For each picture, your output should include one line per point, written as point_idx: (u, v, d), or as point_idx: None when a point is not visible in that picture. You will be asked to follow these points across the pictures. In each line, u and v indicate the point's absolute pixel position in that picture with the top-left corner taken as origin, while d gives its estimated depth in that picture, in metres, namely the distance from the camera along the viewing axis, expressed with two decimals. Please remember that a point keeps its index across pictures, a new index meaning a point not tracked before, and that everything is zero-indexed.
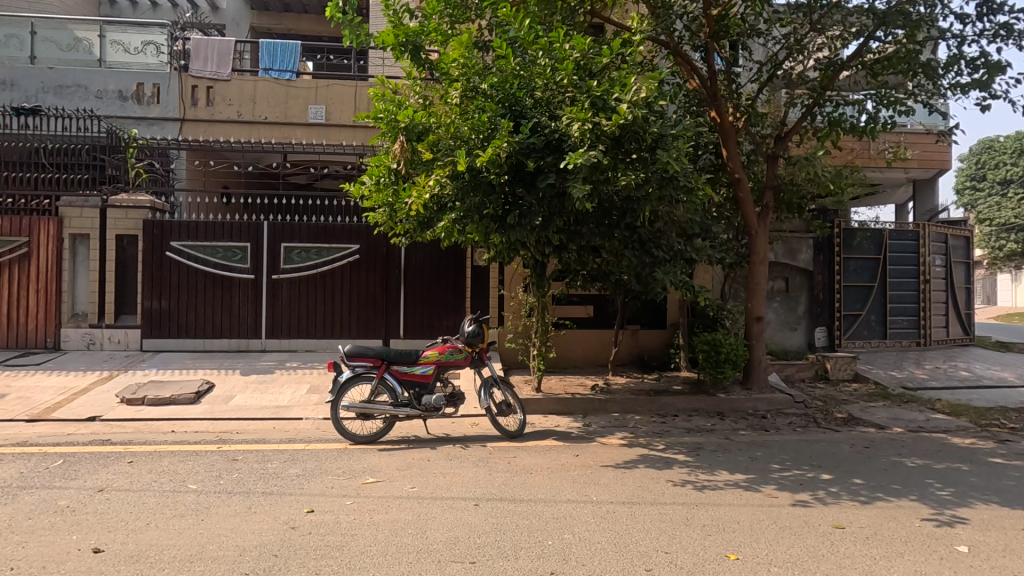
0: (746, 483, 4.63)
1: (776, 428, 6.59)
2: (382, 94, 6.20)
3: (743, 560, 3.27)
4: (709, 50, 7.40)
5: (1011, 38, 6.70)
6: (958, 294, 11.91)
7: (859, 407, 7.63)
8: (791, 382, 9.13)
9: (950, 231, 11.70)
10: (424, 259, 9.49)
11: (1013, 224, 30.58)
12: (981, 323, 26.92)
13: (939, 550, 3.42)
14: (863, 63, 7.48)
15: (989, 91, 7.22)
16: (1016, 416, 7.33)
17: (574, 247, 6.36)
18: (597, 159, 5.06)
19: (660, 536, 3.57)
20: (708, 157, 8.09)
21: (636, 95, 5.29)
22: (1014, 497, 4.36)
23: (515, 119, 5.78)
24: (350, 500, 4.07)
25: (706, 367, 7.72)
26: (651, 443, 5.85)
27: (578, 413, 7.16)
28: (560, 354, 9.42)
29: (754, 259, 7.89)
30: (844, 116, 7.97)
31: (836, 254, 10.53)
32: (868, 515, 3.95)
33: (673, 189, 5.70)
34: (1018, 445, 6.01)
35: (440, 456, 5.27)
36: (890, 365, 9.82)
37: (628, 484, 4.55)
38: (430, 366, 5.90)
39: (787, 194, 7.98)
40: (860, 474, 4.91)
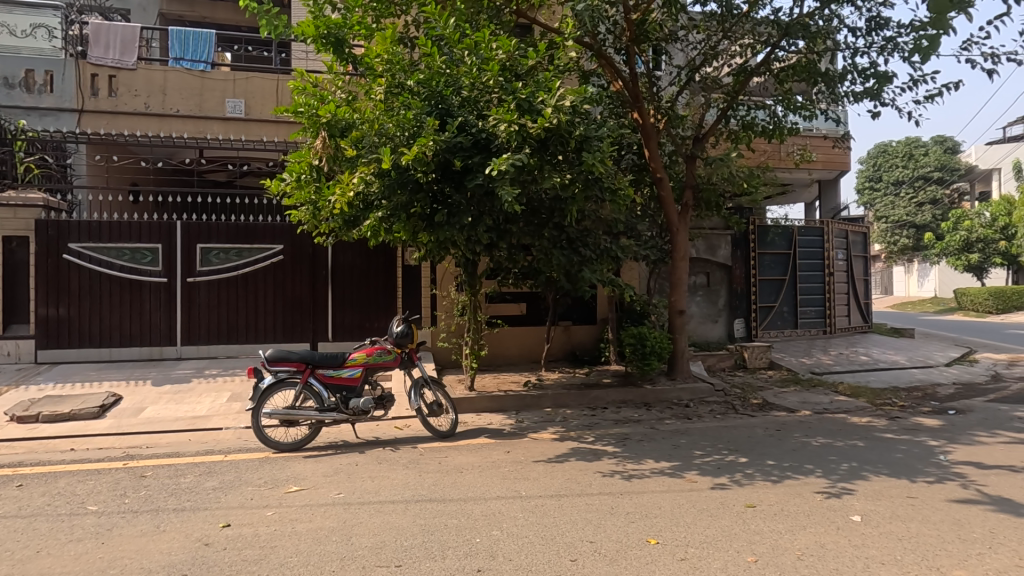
0: (669, 470, 4.84)
1: (698, 416, 6.93)
2: (302, 88, 5.98)
3: (662, 543, 3.42)
4: (630, 54, 7.67)
5: (895, 51, 7.36)
6: (858, 285, 12.98)
7: (773, 393, 8.16)
8: (713, 371, 9.63)
9: (850, 227, 12.73)
10: (352, 260, 9.24)
11: (905, 221, 33.69)
12: (950, 322, 20.48)
13: (836, 521, 3.72)
14: (771, 70, 7.95)
15: (879, 99, 7.91)
16: (905, 395, 8.09)
17: (504, 245, 6.39)
18: (522, 161, 5.08)
19: (586, 526, 3.66)
20: (632, 158, 8.38)
21: (561, 98, 5.35)
22: (901, 468, 4.82)
23: (441, 117, 5.71)
24: (271, 510, 3.90)
25: (634, 359, 7.99)
26: (582, 437, 5.99)
27: (511, 410, 7.23)
28: (493, 351, 9.46)
29: (677, 256, 8.24)
30: (754, 120, 8.48)
31: (751, 249, 11.17)
32: (777, 493, 4.23)
33: (598, 190, 5.84)
34: (906, 421, 6.64)
35: (368, 459, 5.17)
36: (800, 353, 10.58)
37: (557, 477, 4.65)
38: (357, 368, 5.76)
39: (706, 193, 8.39)
40: (771, 455, 5.25)
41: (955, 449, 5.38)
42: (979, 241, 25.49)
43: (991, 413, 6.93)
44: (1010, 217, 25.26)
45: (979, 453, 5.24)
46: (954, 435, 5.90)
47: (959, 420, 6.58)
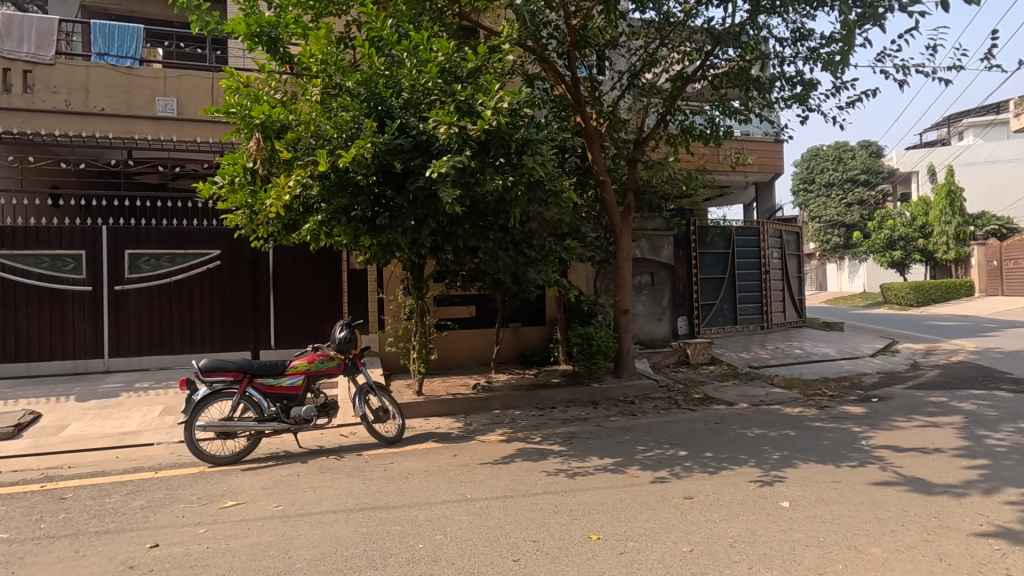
0: (612, 466, 4.95)
1: (643, 412, 7.13)
2: (235, 87, 5.79)
3: (603, 538, 3.49)
4: (572, 58, 7.83)
5: (819, 60, 7.79)
6: (792, 282, 13.66)
7: (714, 387, 8.48)
8: (658, 367, 9.93)
9: (784, 227, 13.37)
10: (294, 264, 8.98)
11: (835, 221, 35.75)
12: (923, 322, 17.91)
13: (766, 508, 3.90)
14: (707, 77, 8.25)
15: (806, 105, 8.36)
16: (834, 386, 8.58)
17: (450, 247, 6.39)
18: (462, 163, 5.08)
19: (530, 526, 3.69)
20: (575, 160, 8.57)
21: (500, 101, 5.37)
22: (828, 455, 5.10)
23: (380, 119, 5.66)
24: (203, 528, 3.74)
25: (581, 359, 8.12)
26: (529, 437, 6.05)
27: (459, 413, 7.21)
28: (443, 355, 9.41)
29: (621, 256, 8.43)
30: (693, 125, 8.82)
31: (692, 250, 11.55)
32: (713, 484, 4.40)
33: (540, 193, 5.91)
34: (834, 409, 7.06)
35: (311, 469, 5.03)
36: (740, 348, 11.04)
37: (503, 478, 4.67)
38: (299, 376, 5.60)
39: (647, 195, 8.67)
40: (710, 447, 5.46)
41: (876, 434, 5.75)
42: (901, 240, 27.32)
43: (909, 399, 7.45)
44: (927, 216, 27.22)
45: (897, 437, 5.63)
46: (875, 421, 6.31)
47: (881, 407, 7.04)
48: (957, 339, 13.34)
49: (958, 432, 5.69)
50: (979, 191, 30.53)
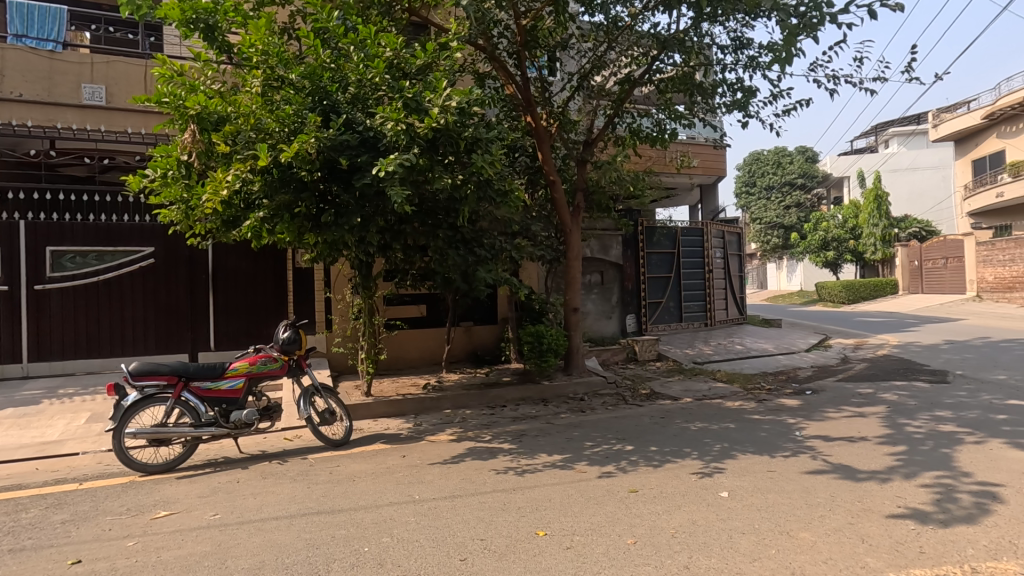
0: (561, 463, 5.02)
1: (591, 409, 7.25)
2: (168, 76, 5.52)
3: (550, 534, 3.52)
4: (522, 58, 7.88)
5: (757, 68, 8.14)
6: (734, 281, 14.23)
7: (660, 383, 8.74)
8: (607, 365, 10.13)
9: (726, 228, 13.90)
10: (236, 262, 8.62)
11: (775, 223, 37.50)
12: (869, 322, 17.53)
13: (706, 498, 4.05)
14: (653, 81, 8.46)
15: (746, 110, 8.71)
16: (772, 379, 9.00)
17: (399, 246, 6.31)
18: (410, 160, 5.02)
19: (478, 525, 3.69)
20: (525, 159, 8.65)
21: (448, 99, 5.34)
22: (764, 446, 5.35)
23: (325, 114, 5.53)
24: (133, 541, 3.54)
25: (531, 357, 8.17)
26: (479, 436, 6.04)
27: (409, 414, 7.13)
28: (393, 354, 9.27)
29: (571, 256, 8.54)
30: (640, 127, 9.04)
31: (640, 249, 11.84)
32: (657, 477, 4.53)
33: (489, 192, 5.90)
34: (771, 402, 7.41)
35: (252, 475, 4.85)
36: (685, 344, 11.41)
37: (452, 478, 4.65)
38: (239, 379, 5.38)
39: (596, 196, 8.85)
40: (655, 441, 5.61)
41: (808, 425, 6.08)
42: (834, 241, 28.96)
43: (839, 391, 7.91)
44: (857, 219, 28.95)
45: (827, 427, 5.96)
46: (808, 413, 6.67)
47: (814, 399, 7.44)
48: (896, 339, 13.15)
49: (881, 421, 6.08)
50: (902, 197, 32.66)
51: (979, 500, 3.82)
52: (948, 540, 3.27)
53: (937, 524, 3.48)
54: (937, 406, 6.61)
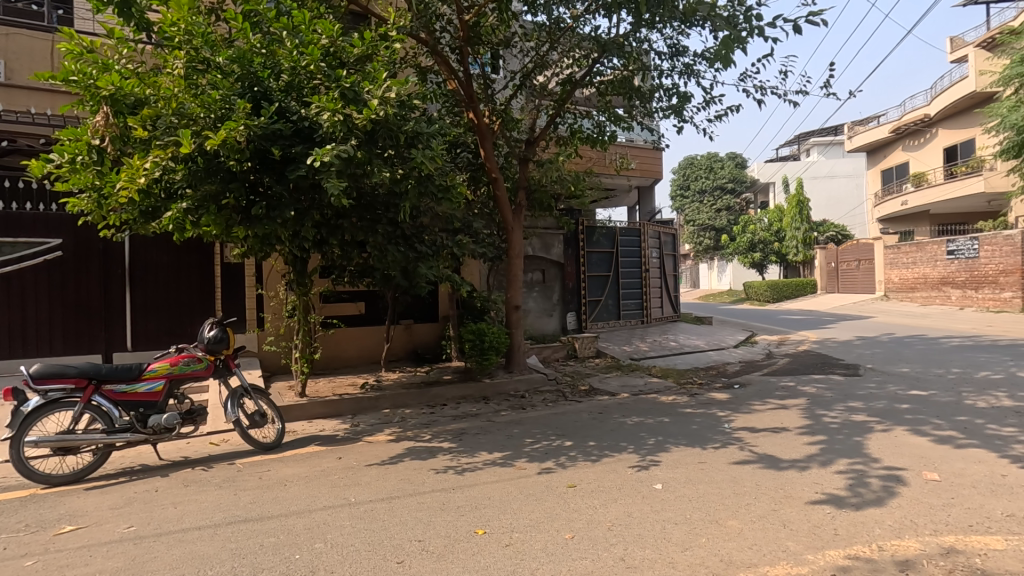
0: (501, 460, 5.02)
1: (532, 406, 7.31)
2: (77, 52, 5.08)
3: (489, 532, 3.51)
4: (464, 54, 7.75)
5: (692, 76, 8.45)
6: (669, 280, 14.77)
7: (598, 379, 8.94)
8: (547, 362, 10.25)
9: (662, 229, 14.38)
10: (157, 256, 8.07)
11: (707, 225, 39.26)
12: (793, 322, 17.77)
13: (641, 491, 4.16)
14: (594, 83, 8.58)
15: (681, 115, 9.03)
16: (703, 374, 9.40)
17: (336, 241, 6.11)
18: (347, 153, 4.85)
19: (416, 526, 3.62)
20: (467, 156, 8.59)
21: (387, 90, 5.20)
22: (695, 438, 5.58)
23: (256, 101, 5.27)
24: (32, 560, 3.23)
25: (472, 355, 8.12)
26: (419, 435, 5.95)
27: (346, 414, 6.93)
28: (329, 354, 8.98)
29: (513, 254, 8.56)
30: (580, 128, 9.17)
31: (580, 248, 12.04)
32: (595, 472, 4.62)
33: (431, 187, 5.79)
34: (702, 396, 7.74)
35: (173, 483, 4.55)
36: (622, 341, 11.72)
37: (390, 479, 4.55)
38: (158, 381, 5.02)
39: (538, 194, 8.90)
40: (593, 436, 5.72)
41: (736, 417, 6.38)
42: (760, 243, 30.77)
43: (764, 384, 8.37)
44: (782, 223, 30.76)
45: (753, 419, 6.29)
46: (735, 406, 7.01)
47: (741, 393, 7.84)
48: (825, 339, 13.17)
49: (801, 413, 6.48)
50: (821, 203, 34.96)
51: (886, 484, 4.14)
52: (859, 522, 3.52)
53: (850, 508, 3.73)
54: (850, 397, 7.12)
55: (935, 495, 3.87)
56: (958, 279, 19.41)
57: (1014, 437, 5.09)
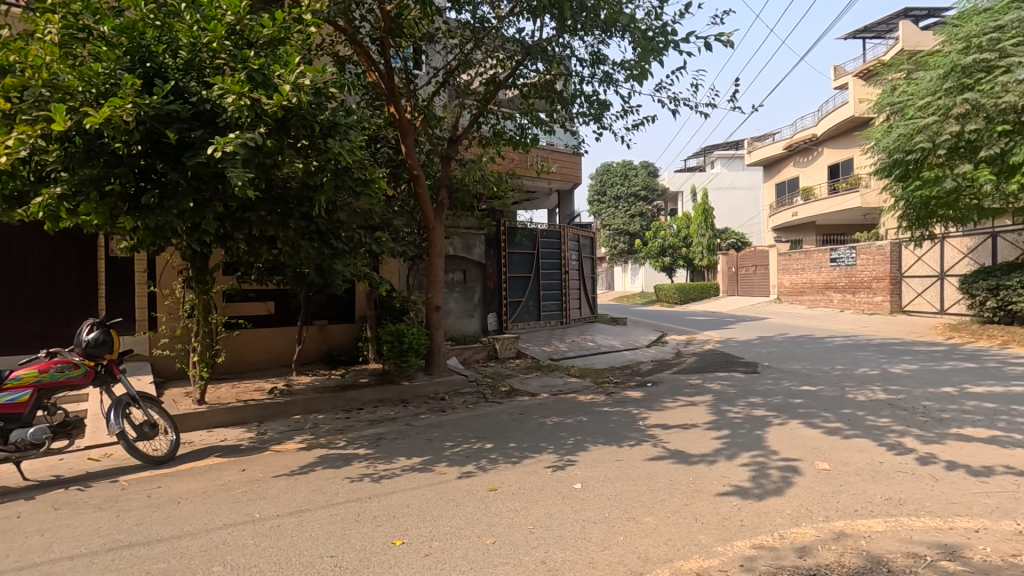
0: (420, 465, 4.86)
1: (452, 408, 7.20)
2: None
3: (408, 542, 3.37)
4: (385, 45, 7.52)
5: (611, 84, 8.70)
6: (587, 282, 15.16)
7: (519, 379, 8.98)
8: (467, 363, 10.17)
9: (581, 232, 14.74)
10: (25, 248, 7.18)
11: (622, 230, 40.90)
12: (699, 322, 19.22)
13: (562, 492, 4.18)
14: (517, 85, 8.55)
15: (601, 122, 9.27)
16: (619, 373, 9.72)
17: (241, 236, 5.67)
18: (255, 140, 4.49)
19: (328, 540, 3.40)
20: (387, 151, 8.35)
21: (300, 77, 4.89)
22: (612, 436, 5.72)
23: (147, 78, 4.79)
24: None
25: (391, 357, 7.85)
26: (332, 442, 5.65)
27: (251, 422, 6.46)
28: (233, 357, 8.36)
29: (433, 253, 8.37)
30: (503, 129, 9.19)
31: (501, 249, 12.07)
32: (515, 474, 4.58)
33: (348, 181, 5.51)
34: (618, 395, 7.99)
35: (42, 506, 3.99)
36: (542, 342, 11.86)
37: (300, 490, 4.26)
38: (24, 390, 4.40)
39: (460, 194, 8.79)
40: (514, 437, 5.71)
41: (650, 415, 6.62)
42: (670, 248, 32.64)
43: (674, 382, 8.78)
44: (689, 229, 32.66)
45: (665, 416, 6.55)
46: (649, 404, 7.29)
47: (654, 391, 8.17)
48: (728, 339, 14.03)
49: (708, 408, 6.85)
50: (724, 212, 37.49)
51: (785, 474, 4.44)
52: (762, 513, 3.73)
53: (754, 499, 3.96)
54: (751, 393, 7.63)
55: (826, 484, 4.20)
56: (839, 284, 21.44)
57: (889, 427, 5.65)
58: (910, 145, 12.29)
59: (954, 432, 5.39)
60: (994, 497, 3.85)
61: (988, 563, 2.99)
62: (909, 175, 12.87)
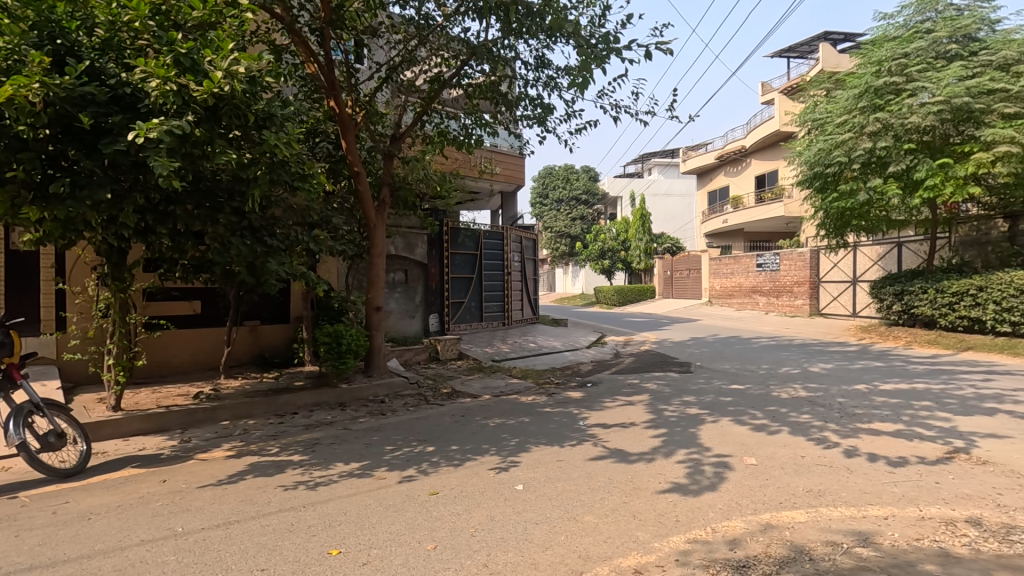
0: (358, 471, 4.71)
1: (392, 411, 7.04)
2: None
3: (345, 552, 3.25)
4: (325, 36, 7.26)
5: (555, 89, 8.80)
6: (529, 283, 15.29)
7: (460, 381, 8.91)
8: (408, 365, 9.99)
9: (524, 234, 14.84)
10: None
11: (563, 233, 41.69)
12: (635, 322, 20.42)
13: (504, 494, 4.17)
14: (461, 85, 8.48)
15: (544, 126, 9.36)
16: (560, 374, 9.84)
17: (165, 230, 5.31)
18: (182, 128, 4.21)
19: (259, 553, 3.23)
20: (326, 146, 8.09)
21: (233, 63, 4.63)
22: (553, 437, 5.77)
23: (58, 56, 4.42)
24: None
25: (328, 359, 7.58)
26: (264, 449, 5.39)
27: (174, 429, 6.06)
28: (154, 359, 7.82)
29: (375, 252, 8.14)
30: (447, 129, 9.11)
31: (444, 249, 11.95)
32: (457, 477, 4.52)
33: (285, 175, 5.26)
34: (559, 395, 8.09)
35: None
36: (484, 343, 11.83)
37: (228, 501, 4.03)
38: None
39: (403, 192, 8.64)
40: (455, 440, 5.65)
41: (590, 415, 6.74)
42: (609, 251, 33.53)
43: (613, 382, 8.99)
44: (628, 233, 33.65)
45: (605, 416, 6.68)
46: (589, 404, 7.42)
47: (594, 391, 8.33)
48: (663, 339, 14.74)
49: (646, 408, 7.06)
50: (660, 217, 38.87)
51: (717, 470, 4.63)
52: (696, 508, 3.87)
53: (689, 495, 4.11)
54: (685, 392, 7.94)
55: (754, 478, 4.41)
56: (764, 288, 22.73)
57: (809, 423, 6.02)
58: (829, 159, 13.19)
59: (865, 426, 5.83)
60: (900, 486, 4.17)
61: (896, 547, 3.24)
62: (828, 187, 13.80)
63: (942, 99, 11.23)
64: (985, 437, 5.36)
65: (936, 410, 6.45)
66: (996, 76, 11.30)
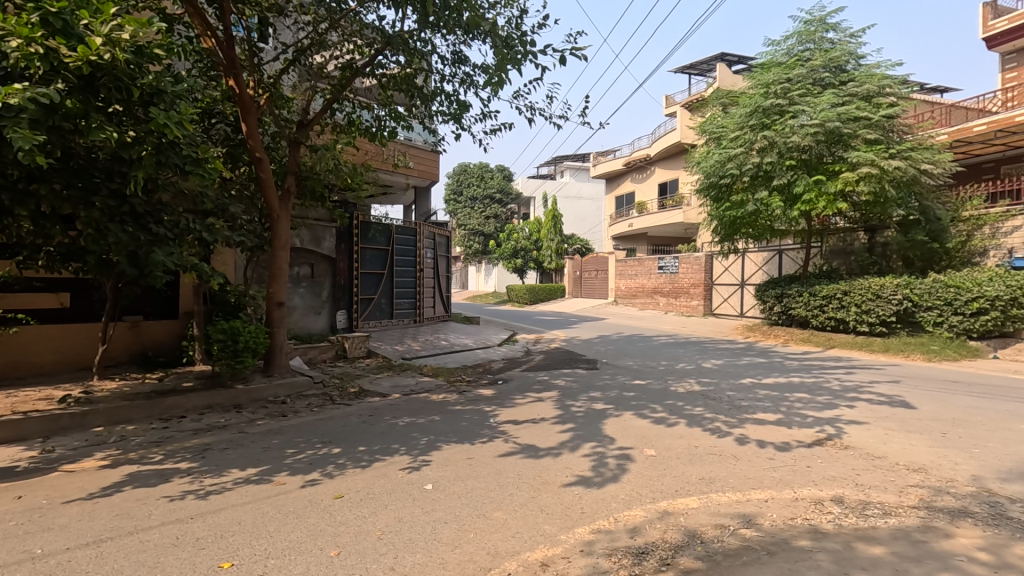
0: (256, 477, 4.42)
1: (294, 412, 6.67)
2: None
3: (238, 565, 3.03)
4: (225, 10, 6.73)
5: (471, 86, 8.77)
6: (442, 281, 15.15)
7: (369, 380, 8.64)
8: (312, 363, 9.52)
9: (437, 230, 14.66)
10: None
11: (477, 230, 41.74)
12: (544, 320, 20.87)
13: (413, 494, 4.09)
14: (375, 74, 8.20)
15: (459, 122, 9.29)
16: (471, 372, 9.85)
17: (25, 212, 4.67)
18: (48, 96, 3.72)
19: (136, 572, 2.92)
20: (224, 128, 7.52)
21: (115, 29, 4.16)
22: (464, 435, 5.76)
23: None
24: None
25: (222, 358, 7.03)
26: (145, 457, 4.90)
27: (33, 438, 5.34)
28: (10, 360, 6.86)
29: (277, 244, 7.64)
30: (359, 119, 8.78)
31: (353, 244, 11.53)
32: (364, 479, 4.38)
33: (174, 157, 4.80)
34: (470, 393, 8.09)
35: None
36: (394, 340, 11.56)
37: (101, 516, 3.62)
38: None
39: (309, 182, 8.17)
40: (363, 441, 5.46)
41: (500, 412, 6.80)
42: (522, 250, 34.03)
43: (524, 379, 9.13)
44: (540, 233, 34.34)
45: (515, 413, 6.77)
46: (499, 401, 7.50)
47: (505, 388, 8.42)
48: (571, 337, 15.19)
49: (554, 404, 7.24)
50: (571, 219, 40.09)
51: (620, 462, 4.85)
52: (600, 500, 4.03)
53: (594, 487, 4.26)
54: (591, 388, 8.23)
55: (653, 468, 4.67)
56: (664, 289, 24.17)
57: (703, 415, 6.47)
58: (722, 171, 14.29)
59: (750, 417, 6.35)
60: (778, 471, 4.59)
61: (774, 526, 3.56)
62: (721, 197, 14.93)
63: (818, 122, 12.51)
64: (848, 424, 6.04)
65: (809, 402, 7.18)
66: (861, 106, 12.77)
